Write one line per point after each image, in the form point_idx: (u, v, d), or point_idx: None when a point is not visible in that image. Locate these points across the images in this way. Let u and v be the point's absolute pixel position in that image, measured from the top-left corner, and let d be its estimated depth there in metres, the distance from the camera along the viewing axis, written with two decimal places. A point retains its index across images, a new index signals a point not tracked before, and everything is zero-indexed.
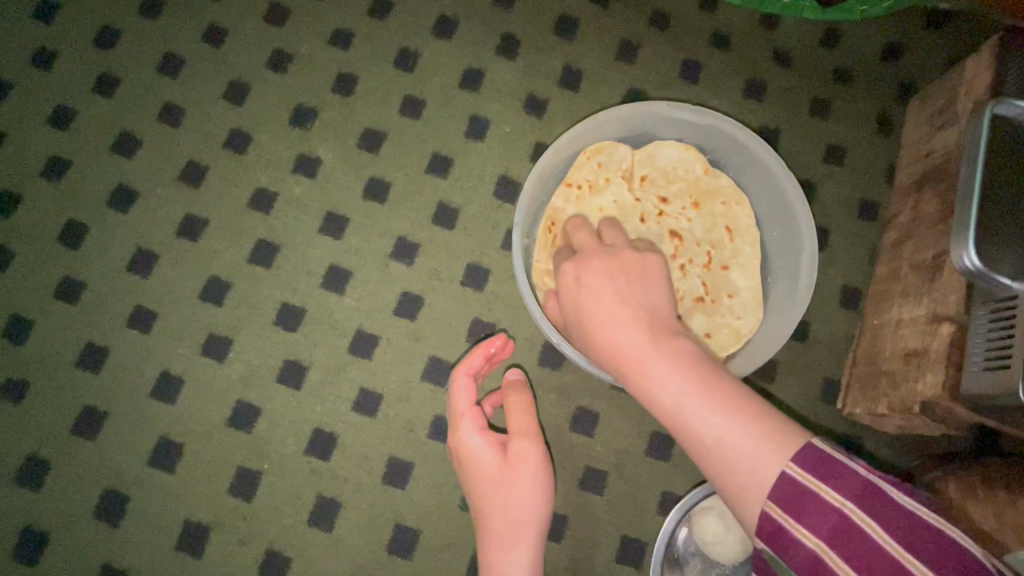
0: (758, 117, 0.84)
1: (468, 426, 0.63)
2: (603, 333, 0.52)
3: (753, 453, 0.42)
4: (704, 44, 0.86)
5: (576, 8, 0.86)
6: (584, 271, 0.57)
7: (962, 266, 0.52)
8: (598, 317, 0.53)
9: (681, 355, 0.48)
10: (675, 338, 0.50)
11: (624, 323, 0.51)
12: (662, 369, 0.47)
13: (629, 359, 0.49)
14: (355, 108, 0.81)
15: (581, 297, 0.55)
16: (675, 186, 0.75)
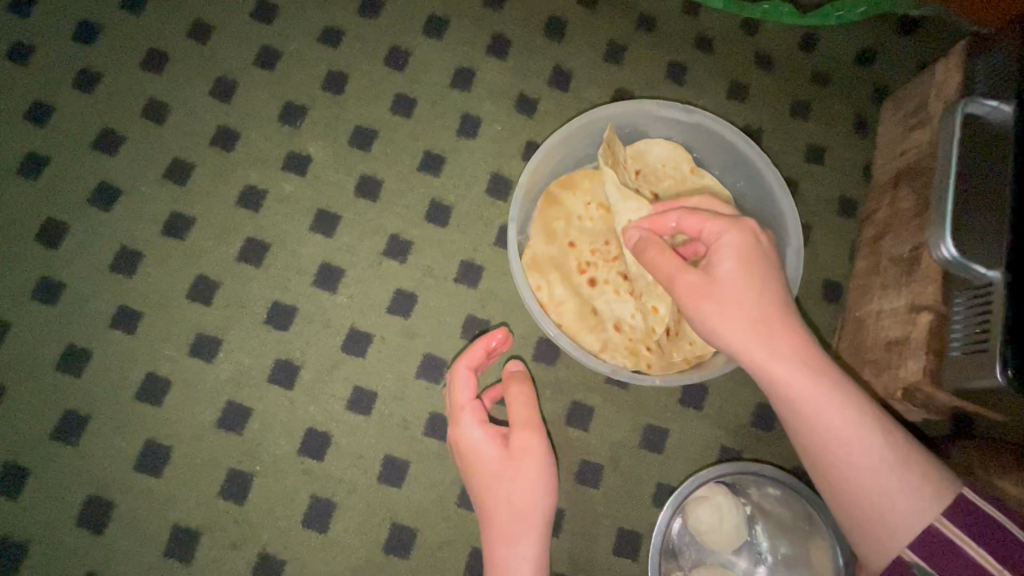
0: (742, 117, 0.87)
1: (468, 419, 0.63)
2: (783, 362, 0.52)
3: (909, 491, 0.52)
4: (690, 46, 0.89)
5: (565, 10, 0.87)
6: (749, 290, 0.54)
7: (940, 257, 0.55)
8: (774, 346, 0.53)
9: (842, 381, 0.53)
10: (830, 369, 0.53)
11: (791, 359, 0.53)
12: (833, 401, 0.52)
13: (815, 399, 0.52)
14: (345, 106, 0.81)
15: (752, 320, 0.54)
16: (664, 183, 0.77)
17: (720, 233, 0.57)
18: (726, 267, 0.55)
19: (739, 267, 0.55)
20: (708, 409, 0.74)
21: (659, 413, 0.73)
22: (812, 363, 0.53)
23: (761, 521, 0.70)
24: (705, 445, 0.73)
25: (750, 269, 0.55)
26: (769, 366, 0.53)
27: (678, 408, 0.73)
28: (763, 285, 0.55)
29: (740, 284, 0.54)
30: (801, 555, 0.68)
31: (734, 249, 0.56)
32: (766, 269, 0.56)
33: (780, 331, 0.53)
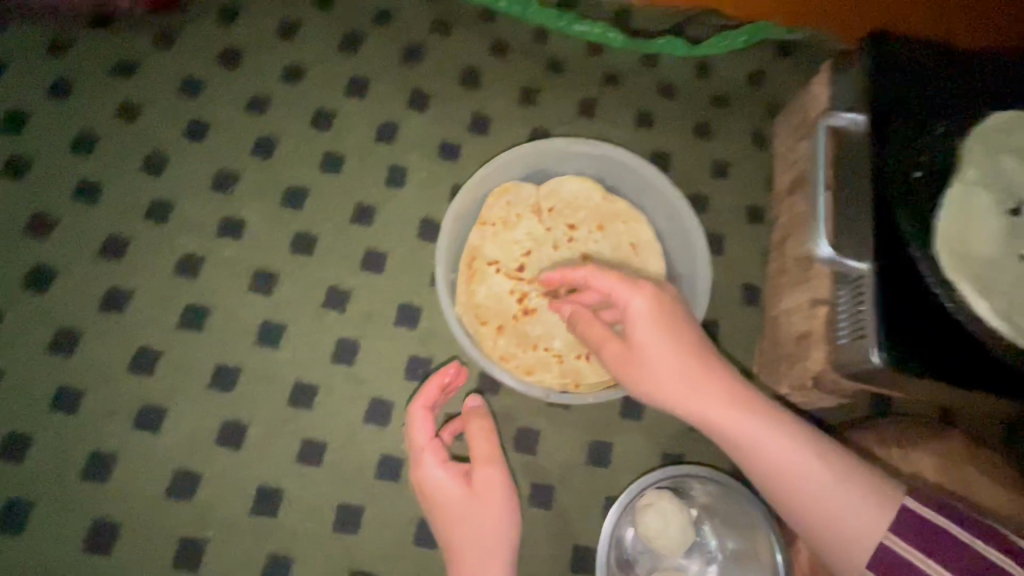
0: (651, 143, 0.94)
1: (431, 461, 0.65)
2: (709, 415, 0.58)
3: (860, 511, 0.56)
4: (597, 83, 0.97)
5: (478, 60, 0.94)
6: (663, 353, 0.60)
7: (819, 256, 0.62)
8: (699, 402, 0.59)
9: (771, 422, 0.58)
10: (755, 412, 0.58)
11: (716, 413, 0.58)
12: (764, 442, 0.57)
13: (748, 442, 0.57)
14: (276, 168, 0.85)
15: (674, 380, 0.59)
16: (580, 214, 0.84)
17: (630, 302, 0.62)
18: (639, 335, 0.61)
19: (653, 329, 0.60)
20: (648, 418, 0.77)
21: (602, 427, 0.77)
22: (735, 402, 0.58)
23: (707, 520, 0.73)
24: (648, 454, 0.76)
25: (661, 332, 0.60)
26: (700, 419, 0.59)
27: (619, 421, 0.77)
28: (678, 342, 0.60)
29: (655, 347, 0.60)
30: (748, 548, 0.71)
31: (643, 316, 0.61)
32: (679, 323, 0.61)
33: (701, 382, 0.59)
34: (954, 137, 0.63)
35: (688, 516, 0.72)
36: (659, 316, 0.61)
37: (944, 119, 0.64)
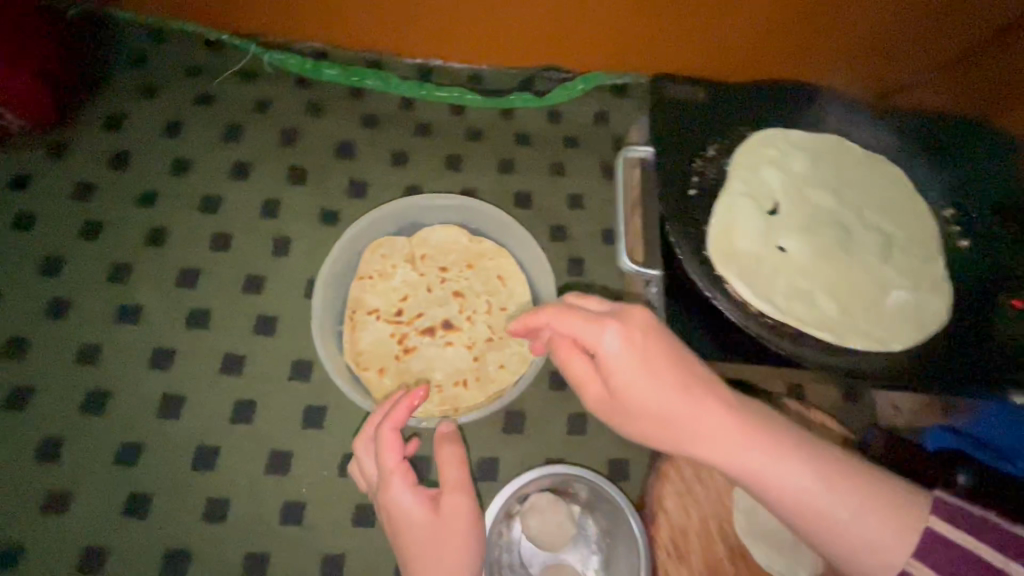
0: (514, 186, 1.06)
1: (399, 486, 0.67)
2: (710, 454, 0.51)
3: (900, 546, 0.48)
4: (461, 140, 1.09)
5: (351, 134, 1.06)
6: (649, 392, 0.52)
7: (622, 269, 0.72)
8: (696, 440, 0.51)
9: (785, 453, 0.50)
10: (766, 443, 0.50)
11: (718, 449, 0.51)
12: (779, 477, 0.49)
13: (762, 477, 0.50)
14: (169, 254, 0.93)
15: (662, 420, 0.52)
16: (450, 256, 0.95)
17: (599, 339, 0.54)
18: (619, 375, 0.53)
19: (635, 365, 0.52)
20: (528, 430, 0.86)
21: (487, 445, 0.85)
22: (755, 436, 0.50)
23: (590, 514, 0.81)
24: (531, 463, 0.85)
25: (641, 367, 0.52)
26: (703, 457, 0.51)
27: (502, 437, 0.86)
28: (663, 374, 0.52)
29: (645, 388, 0.52)
30: (624, 529, 0.77)
31: (617, 355, 0.53)
32: (660, 355, 0.53)
33: (702, 417, 0.51)
34: (722, 158, 0.76)
35: (569, 513, 0.80)
36: (637, 348, 0.53)
37: (715, 142, 0.77)
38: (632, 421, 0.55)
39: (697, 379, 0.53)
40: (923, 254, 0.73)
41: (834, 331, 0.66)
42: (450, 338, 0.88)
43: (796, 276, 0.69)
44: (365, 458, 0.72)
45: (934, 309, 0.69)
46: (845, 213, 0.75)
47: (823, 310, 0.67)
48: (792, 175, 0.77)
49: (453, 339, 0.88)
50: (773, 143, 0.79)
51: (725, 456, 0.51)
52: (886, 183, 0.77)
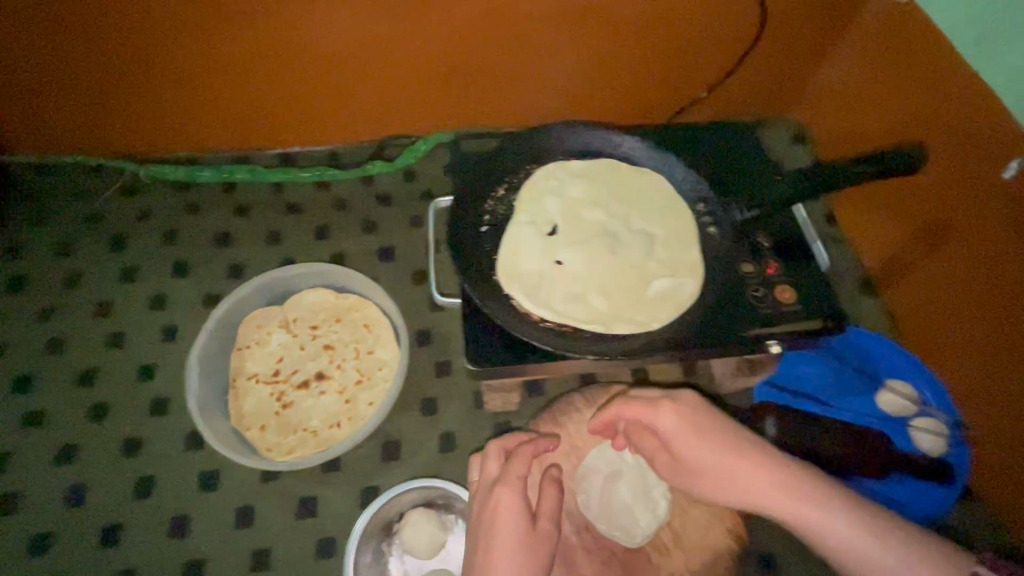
0: (379, 242, 1.20)
1: (511, 489, 0.75)
2: (762, 497, 0.71)
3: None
4: (329, 210, 1.24)
5: (228, 223, 1.20)
6: (704, 454, 0.74)
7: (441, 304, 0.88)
8: (749, 487, 0.71)
9: (816, 496, 0.69)
10: (805, 490, 0.70)
11: (766, 495, 0.70)
12: (818, 517, 0.68)
13: (801, 515, 0.68)
14: (68, 359, 1.04)
15: (721, 474, 0.73)
16: (320, 315, 1.07)
17: (657, 419, 0.78)
18: (679, 445, 0.76)
19: (691, 435, 0.75)
20: (403, 455, 0.98)
21: (368, 476, 0.96)
22: (793, 485, 0.70)
23: (448, 509, 0.92)
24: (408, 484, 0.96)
25: (695, 438, 0.75)
26: (754, 500, 0.71)
27: (381, 465, 0.97)
28: (720, 440, 0.74)
29: (696, 450, 0.74)
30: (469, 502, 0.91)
31: (675, 429, 0.76)
32: (714, 430, 0.75)
33: (747, 466, 0.72)
34: (509, 196, 0.92)
35: (443, 521, 0.90)
36: (688, 421, 0.76)
37: (504, 184, 0.93)
38: (694, 480, 0.76)
39: (747, 444, 0.74)
40: (681, 245, 0.87)
41: (602, 322, 0.80)
42: (323, 388, 1.00)
43: (571, 283, 0.83)
44: (487, 458, 0.80)
45: (688, 289, 0.83)
46: (614, 223, 0.90)
47: (594, 306, 0.81)
48: (568, 199, 0.92)
49: (326, 388, 1.00)
50: (554, 174, 0.94)
51: (761, 498, 0.71)
52: (649, 191, 0.92)
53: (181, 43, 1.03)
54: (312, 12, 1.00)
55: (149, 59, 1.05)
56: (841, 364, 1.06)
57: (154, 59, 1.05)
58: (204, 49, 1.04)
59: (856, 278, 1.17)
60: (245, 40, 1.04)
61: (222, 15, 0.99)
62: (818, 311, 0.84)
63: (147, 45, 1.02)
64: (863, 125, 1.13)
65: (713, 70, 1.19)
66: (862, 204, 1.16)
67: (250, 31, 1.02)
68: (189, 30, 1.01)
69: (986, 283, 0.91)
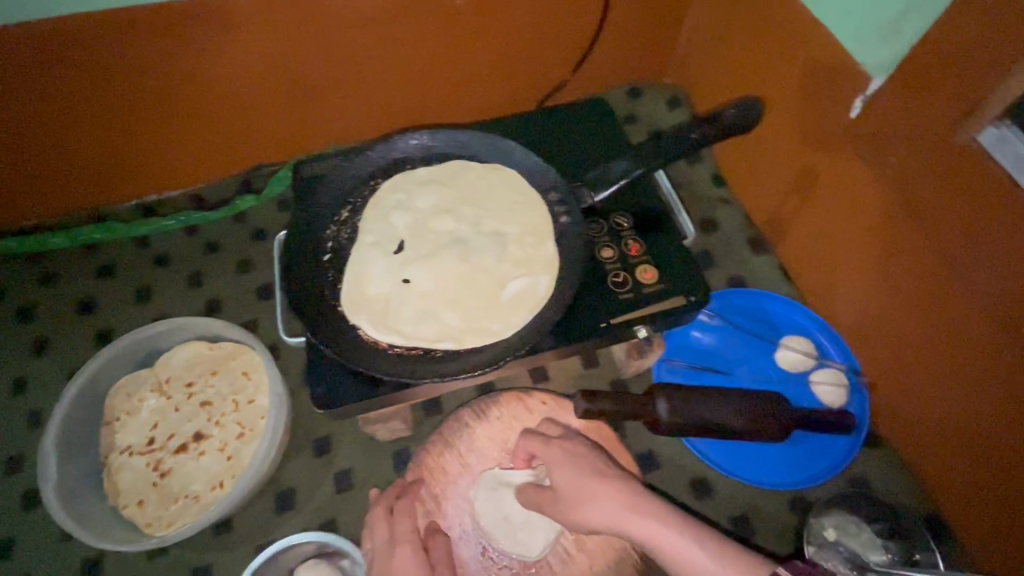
0: (256, 281, 1.14)
1: (408, 547, 0.75)
2: (607, 511, 0.68)
3: None
4: (200, 255, 1.16)
5: (91, 289, 1.12)
6: (569, 473, 0.73)
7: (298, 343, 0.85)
8: (597, 500, 0.69)
9: (660, 511, 0.67)
10: (647, 504, 0.67)
11: (612, 507, 0.68)
12: (655, 529, 0.65)
13: (637, 529, 0.66)
14: None
15: (577, 490, 0.71)
16: (194, 370, 1.01)
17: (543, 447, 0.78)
18: (553, 466, 0.75)
19: (562, 465, 0.74)
20: (298, 503, 0.93)
21: (263, 531, 0.92)
22: (639, 504, 0.68)
23: (326, 556, 0.87)
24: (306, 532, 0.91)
25: (567, 459, 0.74)
26: (599, 514, 0.69)
27: (276, 518, 0.92)
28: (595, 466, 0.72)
29: (562, 469, 0.74)
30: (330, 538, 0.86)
31: (554, 454, 0.76)
32: (584, 453, 0.75)
33: (598, 484, 0.70)
34: (354, 217, 0.86)
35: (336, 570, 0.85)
36: (569, 447, 0.76)
37: (348, 205, 0.87)
38: (560, 506, 0.73)
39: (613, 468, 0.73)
40: (535, 241, 0.83)
41: (454, 338, 0.76)
42: (203, 448, 0.94)
43: (420, 301, 0.79)
44: (373, 522, 0.78)
45: (543, 288, 0.79)
46: (465, 229, 0.85)
47: (446, 322, 0.77)
48: (416, 210, 0.87)
49: (206, 449, 0.94)
50: (400, 185, 0.89)
51: (605, 513, 0.68)
52: (501, 187, 0.88)
53: None
54: (113, 53, 0.91)
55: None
56: (739, 328, 1.04)
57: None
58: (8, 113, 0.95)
59: (746, 237, 1.15)
60: (51, 95, 0.95)
61: (11, 72, 0.89)
62: (682, 288, 0.80)
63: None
64: (729, 80, 1.10)
65: (572, 50, 1.14)
66: (741, 161, 1.14)
67: (52, 85, 0.93)
68: None
69: (857, 225, 0.90)
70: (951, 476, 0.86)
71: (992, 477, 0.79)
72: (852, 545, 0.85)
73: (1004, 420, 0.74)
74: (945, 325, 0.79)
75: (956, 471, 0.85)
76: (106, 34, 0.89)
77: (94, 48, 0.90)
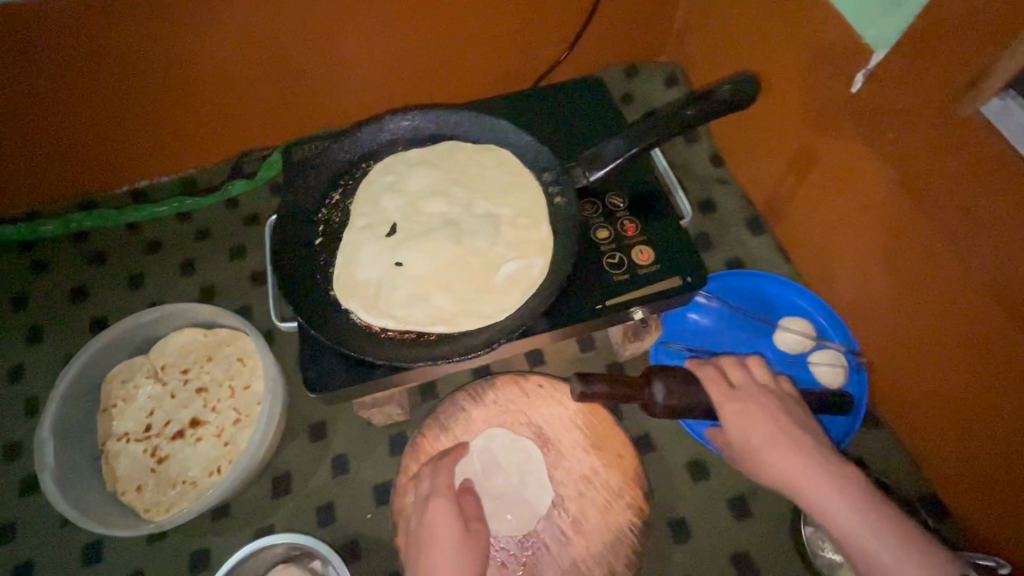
0: (250, 267, 1.13)
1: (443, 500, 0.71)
2: (745, 427, 0.73)
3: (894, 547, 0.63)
4: (194, 242, 1.16)
5: (84, 276, 1.12)
6: (723, 396, 0.76)
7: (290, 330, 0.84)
8: (744, 418, 0.74)
9: (809, 450, 0.70)
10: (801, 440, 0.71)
11: (753, 428, 0.73)
12: (797, 460, 0.69)
13: (779, 458, 0.70)
14: None
15: (731, 405, 0.75)
16: (189, 357, 1.00)
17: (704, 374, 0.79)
18: (706, 385, 0.78)
19: (722, 394, 0.77)
20: (296, 487, 0.94)
21: (261, 515, 0.92)
22: (793, 446, 0.70)
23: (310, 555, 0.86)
24: (304, 516, 0.92)
25: (725, 395, 0.76)
26: (741, 431, 0.73)
27: (274, 502, 0.93)
28: (789, 441, 0.71)
29: (717, 395, 0.76)
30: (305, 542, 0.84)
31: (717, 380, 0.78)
32: (746, 387, 0.77)
33: (745, 416, 0.74)
34: (345, 201, 0.85)
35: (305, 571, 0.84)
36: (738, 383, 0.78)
37: (338, 188, 0.86)
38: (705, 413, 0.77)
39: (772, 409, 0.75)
40: (529, 223, 0.82)
41: (447, 321, 0.75)
42: (200, 434, 0.94)
43: (412, 284, 0.78)
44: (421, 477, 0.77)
45: (537, 269, 0.78)
46: (458, 211, 0.84)
47: (439, 306, 0.76)
48: (408, 193, 0.85)
49: (203, 434, 0.94)
50: (392, 167, 0.87)
51: (752, 432, 0.73)
52: (494, 168, 0.86)
53: None
54: (100, 36, 0.89)
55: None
56: (736, 311, 1.03)
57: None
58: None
59: (743, 218, 1.14)
60: (32, 76, 0.92)
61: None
62: (679, 268, 0.79)
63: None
64: (729, 55, 1.08)
65: (566, 30, 1.12)
66: (741, 140, 1.12)
67: (31, 66, 0.90)
68: None
69: (858, 203, 0.89)
70: (949, 461, 0.86)
71: (992, 457, 0.78)
72: None
73: (1004, 399, 0.73)
74: (945, 302, 0.78)
75: (955, 451, 0.84)
76: (91, 15, 0.86)
77: (72, 26, 0.87)
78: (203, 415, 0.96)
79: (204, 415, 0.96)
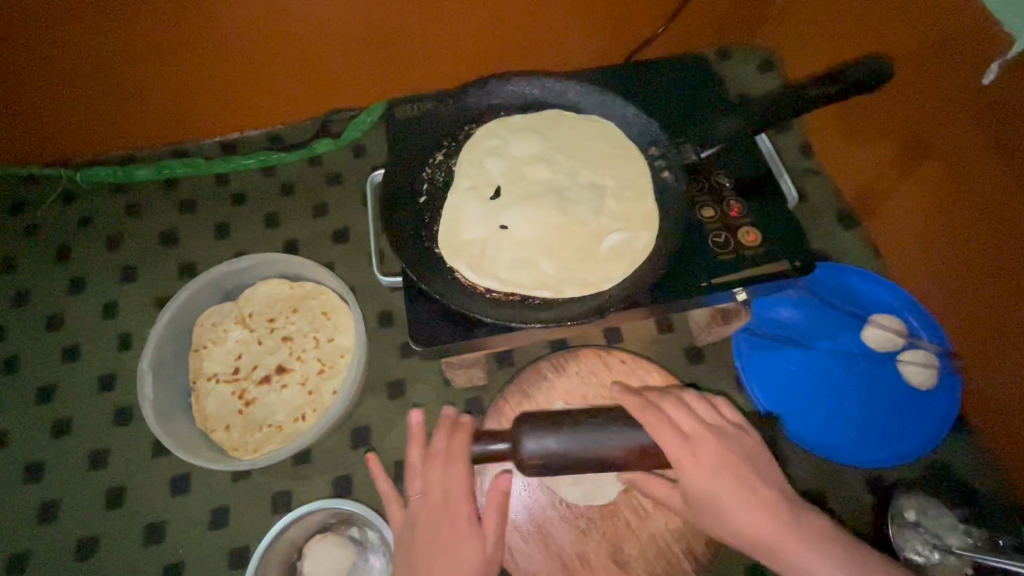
0: (331, 226, 1.15)
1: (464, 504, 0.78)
2: (701, 473, 0.63)
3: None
4: (278, 196, 1.18)
5: (173, 222, 1.15)
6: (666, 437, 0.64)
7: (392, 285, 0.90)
8: (701, 459, 0.64)
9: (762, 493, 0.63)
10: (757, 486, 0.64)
11: (715, 473, 0.63)
12: (754, 511, 0.62)
13: (734, 508, 0.62)
14: (24, 377, 1.02)
15: (684, 448, 0.65)
16: (276, 305, 1.03)
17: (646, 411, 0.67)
18: (646, 418, 0.66)
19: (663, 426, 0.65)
20: (375, 441, 0.96)
21: (340, 464, 0.94)
22: (749, 490, 0.63)
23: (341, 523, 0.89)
24: (381, 470, 0.94)
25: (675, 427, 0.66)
26: (694, 479, 0.64)
27: (353, 454, 0.95)
28: (751, 488, 0.63)
29: (663, 433, 0.65)
30: (333, 503, 0.86)
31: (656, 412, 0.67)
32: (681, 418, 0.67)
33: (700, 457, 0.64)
34: (448, 161, 0.86)
35: (344, 538, 0.87)
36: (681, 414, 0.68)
37: (442, 148, 0.87)
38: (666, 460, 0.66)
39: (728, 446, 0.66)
40: (633, 195, 0.81)
41: (552, 287, 0.75)
42: (285, 381, 0.97)
43: (517, 248, 0.78)
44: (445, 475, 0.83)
45: (642, 243, 0.78)
46: (561, 179, 0.84)
47: (543, 271, 0.76)
48: (512, 158, 0.85)
49: (288, 381, 0.97)
50: (496, 132, 0.87)
51: (708, 480, 0.63)
52: (598, 138, 0.85)
53: (89, 46, 0.94)
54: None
55: (32, 56, 0.94)
56: (823, 303, 1.01)
57: (42, 57, 0.94)
58: (94, 39, 0.93)
59: (834, 211, 1.11)
60: (135, 24, 0.92)
61: (121, 15, 0.90)
62: (786, 253, 0.78)
63: (23, 40, 0.91)
64: (836, 40, 1.04)
65: (666, 8, 1.10)
66: (837, 131, 1.09)
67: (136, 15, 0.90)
68: (94, 34, 0.92)
69: (969, 204, 0.85)
70: None
71: None
72: (933, 528, 0.84)
73: None
74: None
75: None
76: None
77: None
78: (288, 362, 0.99)
79: (289, 363, 0.99)
